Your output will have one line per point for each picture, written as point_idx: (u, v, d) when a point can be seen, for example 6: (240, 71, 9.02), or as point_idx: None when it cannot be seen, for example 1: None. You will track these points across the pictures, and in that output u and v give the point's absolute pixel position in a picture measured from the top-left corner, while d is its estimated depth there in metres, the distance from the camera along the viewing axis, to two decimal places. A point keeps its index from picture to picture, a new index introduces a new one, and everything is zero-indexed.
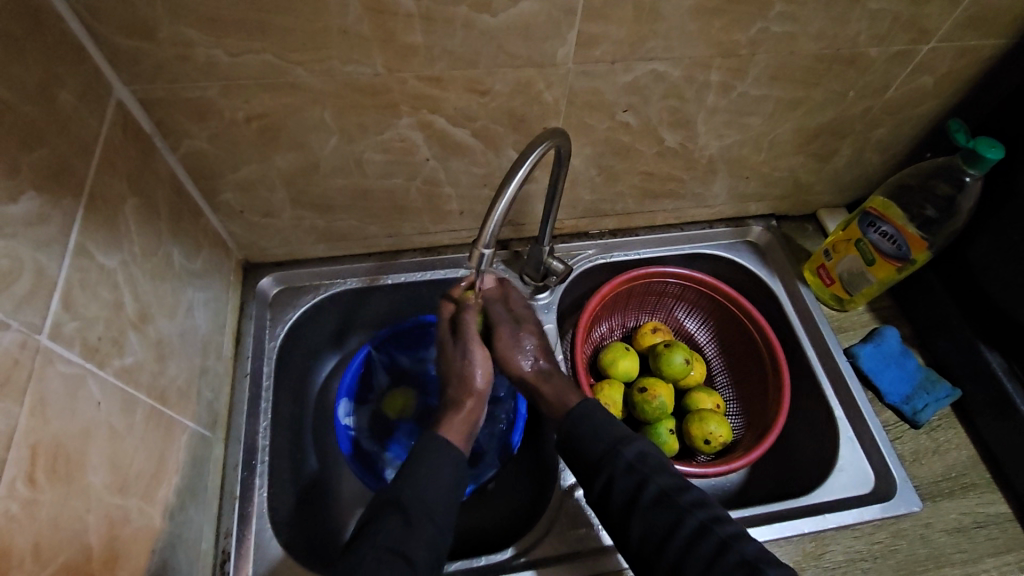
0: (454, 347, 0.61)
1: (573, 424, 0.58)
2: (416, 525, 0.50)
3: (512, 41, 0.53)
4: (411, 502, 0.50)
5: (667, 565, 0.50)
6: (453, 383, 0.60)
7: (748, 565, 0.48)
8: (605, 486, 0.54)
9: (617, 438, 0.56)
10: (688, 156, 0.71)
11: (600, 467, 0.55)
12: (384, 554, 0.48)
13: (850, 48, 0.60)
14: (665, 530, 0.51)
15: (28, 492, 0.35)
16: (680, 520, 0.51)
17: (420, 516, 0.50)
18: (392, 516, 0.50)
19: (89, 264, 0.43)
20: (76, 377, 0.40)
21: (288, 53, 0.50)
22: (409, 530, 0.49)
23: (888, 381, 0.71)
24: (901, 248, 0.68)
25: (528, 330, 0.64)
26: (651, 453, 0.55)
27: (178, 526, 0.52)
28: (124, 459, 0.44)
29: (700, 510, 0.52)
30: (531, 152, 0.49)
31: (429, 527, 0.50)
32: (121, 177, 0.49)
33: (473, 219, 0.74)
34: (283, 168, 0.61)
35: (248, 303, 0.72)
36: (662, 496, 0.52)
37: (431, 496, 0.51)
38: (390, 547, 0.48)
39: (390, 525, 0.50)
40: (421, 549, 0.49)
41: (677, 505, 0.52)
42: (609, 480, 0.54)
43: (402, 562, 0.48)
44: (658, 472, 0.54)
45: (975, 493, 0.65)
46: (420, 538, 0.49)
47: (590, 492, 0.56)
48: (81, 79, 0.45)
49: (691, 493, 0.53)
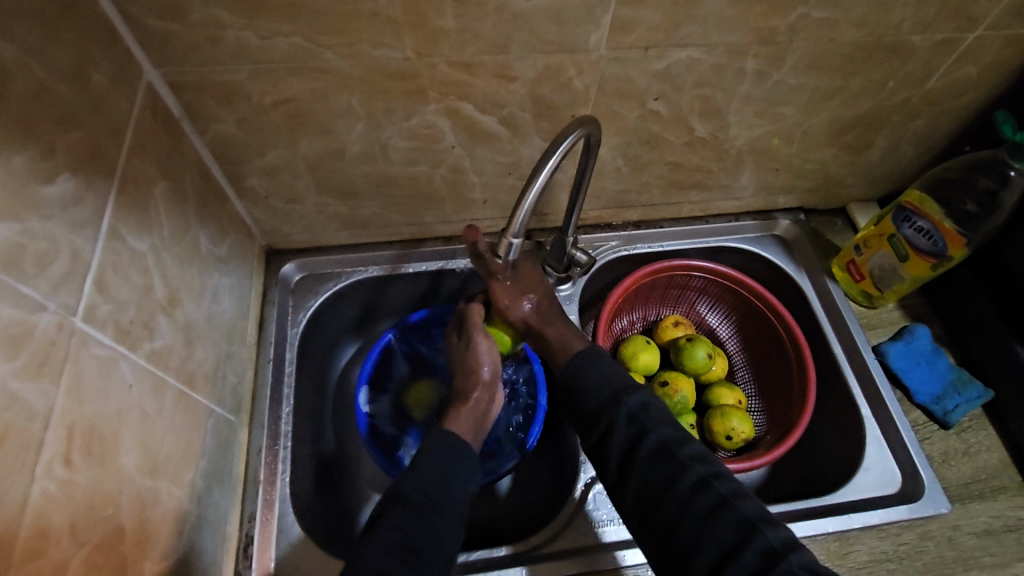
0: (460, 342, 0.63)
1: (573, 376, 0.58)
2: (420, 518, 0.49)
3: (545, 25, 0.51)
4: (412, 496, 0.50)
5: (663, 518, 0.50)
6: (460, 375, 0.61)
7: (747, 525, 0.48)
8: (604, 435, 0.55)
9: (619, 388, 0.56)
10: (718, 146, 0.69)
11: (599, 417, 0.55)
12: (395, 548, 0.47)
13: (893, 36, 0.58)
14: (663, 481, 0.51)
15: (65, 473, 0.35)
16: (677, 474, 0.51)
17: (422, 510, 0.49)
18: (414, 518, 0.49)
19: (121, 247, 0.43)
20: (110, 359, 0.40)
21: (318, 36, 0.49)
22: (422, 526, 0.49)
23: (917, 380, 0.69)
24: (938, 245, 0.66)
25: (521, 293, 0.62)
26: (655, 404, 0.55)
27: (205, 509, 0.52)
28: (155, 442, 0.45)
29: (701, 465, 0.51)
30: (563, 140, 0.48)
31: (433, 521, 0.49)
32: (151, 160, 0.49)
33: (496, 208, 0.73)
34: (308, 154, 0.61)
35: (270, 290, 0.71)
36: (663, 449, 0.52)
37: (433, 488, 0.51)
38: (397, 539, 0.47)
39: (404, 519, 0.49)
40: (428, 542, 0.48)
41: (677, 458, 0.52)
42: (609, 429, 0.54)
43: (413, 557, 0.47)
44: (661, 426, 0.54)
45: (1005, 496, 0.64)
46: (424, 530, 0.49)
47: (588, 441, 0.56)
48: (113, 60, 0.45)
49: (692, 448, 0.53)
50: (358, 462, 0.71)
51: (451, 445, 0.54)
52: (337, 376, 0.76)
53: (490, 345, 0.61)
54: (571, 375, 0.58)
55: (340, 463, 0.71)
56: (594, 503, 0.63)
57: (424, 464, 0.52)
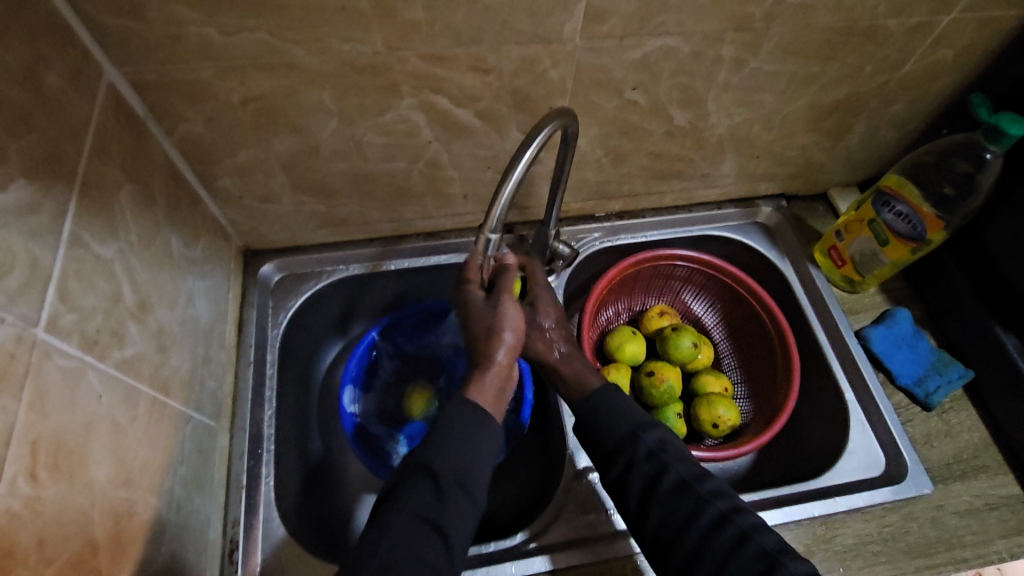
0: (483, 305, 0.55)
1: (592, 413, 0.56)
2: (449, 497, 0.47)
3: (517, 16, 0.50)
4: (443, 472, 0.47)
5: (683, 555, 0.49)
6: (483, 340, 0.55)
7: (769, 551, 0.47)
8: (624, 471, 0.53)
9: (636, 423, 0.55)
10: (698, 135, 0.69)
11: (619, 454, 0.53)
12: (421, 525, 0.45)
13: (869, 20, 0.57)
14: (683, 517, 0.50)
15: (30, 489, 0.34)
16: (698, 510, 0.50)
17: (452, 486, 0.47)
18: (435, 494, 0.46)
19: (84, 253, 0.42)
20: (76, 370, 0.39)
21: (285, 31, 0.48)
22: (443, 501, 0.46)
23: (899, 363, 0.70)
24: (917, 229, 0.66)
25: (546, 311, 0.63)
26: (671, 440, 0.54)
27: (186, 517, 0.52)
28: (128, 452, 0.44)
29: (720, 500, 0.50)
30: (538, 134, 0.48)
31: (461, 498, 0.47)
32: (115, 163, 0.48)
33: (477, 202, 0.72)
34: (281, 152, 0.60)
35: (249, 291, 0.70)
36: (682, 484, 0.51)
37: (465, 464, 0.48)
38: (424, 519, 0.45)
39: (421, 493, 0.47)
40: (455, 519, 0.46)
41: (696, 493, 0.50)
42: (628, 465, 0.53)
43: (437, 535, 0.45)
44: (678, 461, 0.52)
45: (987, 475, 0.65)
46: (453, 508, 0.46)
47: (608, 476, 0.54)
48: (70, 61, 0.43)
49: (710, 483, 0.51)
50: (345, 458, 0.71)
51: (482, 420, 0.50)
52: (321, 376, 0.75)
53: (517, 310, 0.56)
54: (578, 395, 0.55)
55: (327, 463, 0.70)
56: (599, 490, 0.63)
57: (456, 439, 0.49)
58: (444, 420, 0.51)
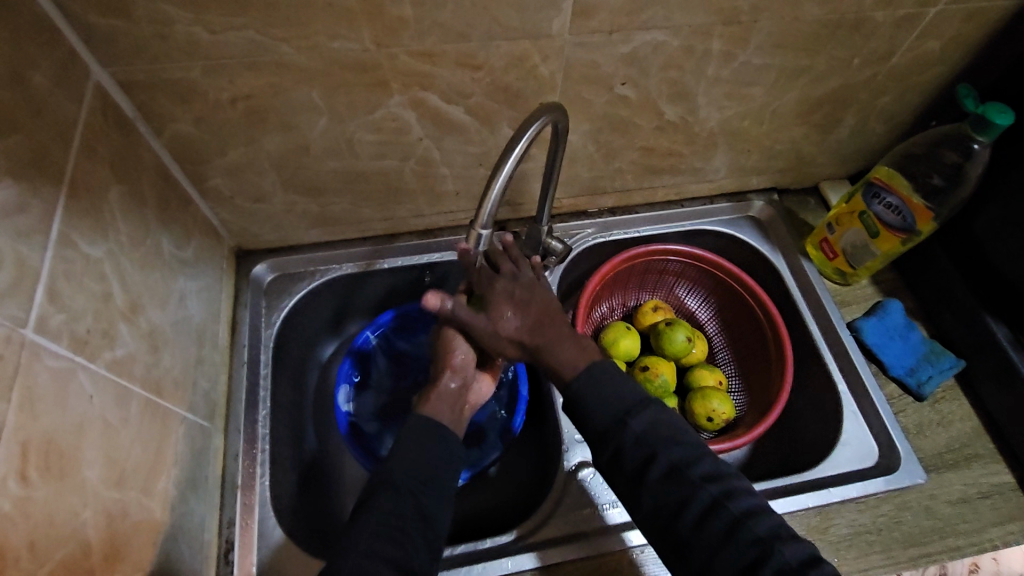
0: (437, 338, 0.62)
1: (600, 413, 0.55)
2: (407, 497, 0.50)
3: (505, 11, 0.50)
4: (397, 476, 0.51)
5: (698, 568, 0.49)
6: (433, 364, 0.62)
7: (763, 543, 0.47)
8: (614, 455, 0.53)
9: (625, 407, 0.54)
10: (689, 129, 0.69)
11: (607, 440, 0.53)
12: (385, 522, 0.49)
13: (856, 13, 0.58)
14: (675, 505, 0.50)
15: (21, 490, 0.34)
16: (688, 497, 0.50)
17: (409, 488, 0.51)
18: (395, 496, 0.50)
19: (73, 254, 0.42)
20: (66, 370, 0.39)
21: (272, 29, 0.48)
22: (403, 503, 0.50)
23: (891, 354, 0.70)
24: (907, 221, 0.67)
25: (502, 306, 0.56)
26: (663, 424, 0.53)
27: (180, 518, 0.51)
28: (120, 453, 0.44)
29: (711, 485, 0.50)
30: (528, 128, 0.48)
31: (422, 497, 0.51)
32: (104, 163, 0.47)
33: (469, 200, 0.72)
34: (272, 151, 0.60)
35: (242, 292, 0.70)
36: (674, 470, 0.51)
37: (417, 470, 0.52)
38: (388, 520, 0.49)
39: (383, 499, 0.50)
40: (416, 518, 0.50)
41: (687, 479, 0.50)
42: (617, 452, 0.52)
43: (403, 534, 0.48)
44: (669, 444, 0.52)
45: (979, 464, 0.65)
46: (412, 507, 0.50)
47: (599, 459, 0.54)
48: (56, 62, 0.43)
49: (703, 467, 0.51)
50: (340, 459, 0.71)
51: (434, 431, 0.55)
52: (316, 375, 0.75)
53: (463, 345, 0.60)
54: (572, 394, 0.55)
55: (322, 464, 0.70)
56: (591, 486, 0.63)
57: (410, 449, 0.53)
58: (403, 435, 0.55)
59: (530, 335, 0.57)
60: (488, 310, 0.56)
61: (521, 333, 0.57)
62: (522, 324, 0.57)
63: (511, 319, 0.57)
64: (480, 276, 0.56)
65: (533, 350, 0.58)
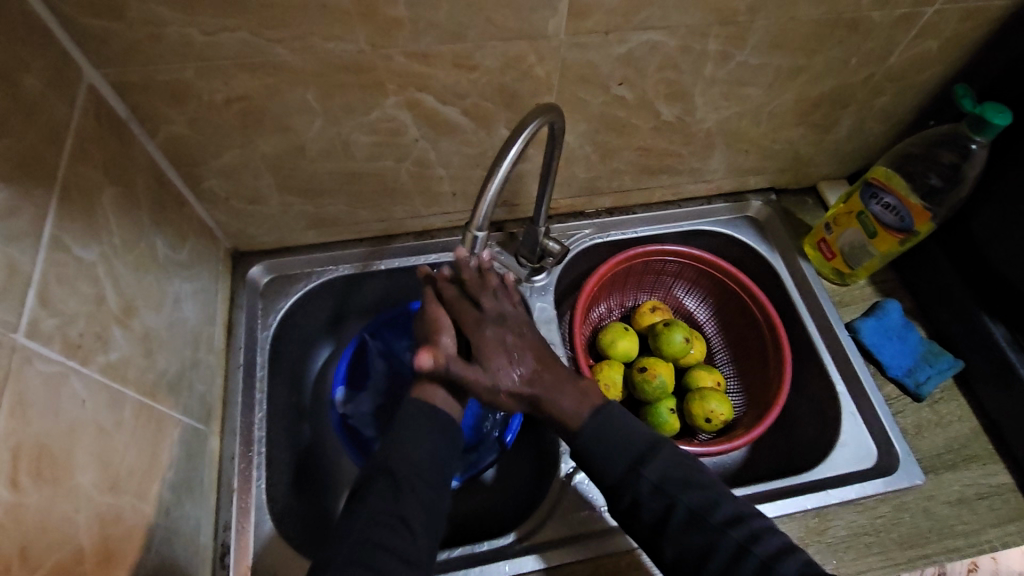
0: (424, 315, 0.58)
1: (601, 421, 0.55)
2: (408, 490, 0.50)
3: (501, 12, 0.50)
4: (400, 468, 0.51)
5: None
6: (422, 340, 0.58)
7: None
8: (631, 506, 0.53)
9: (637, 454, 0.54)
10: (686, 130, 0.69)
11: (622, 489, 0.53)
12: (385, 519, 0.49)
13: (853, 12, 0.57)
14: (700, 552, 0.51)
15: (12, 496, 0.34)
16: (714, 543, 0.51)
17: (409, 479, 0.51)
18: (396, 489, 0.50)
19: (66, 257, 0.42)
20: (58, 375, 0.39)
21: (266, 30, 0.48)
22: (403, 495, 0.50)
23: (889, 355, 0.70)
24: (905, 221, 0.66)
25: (495, 355, 0.56)
26: (675, 467, 0.54)
27: (175, 521, 0.51)
28: (114, 457, 0.43)
29: (733, 528, 0.51)
30: (523, 130, 0.47)
31: (422, 490, 0.51)
32: (97, 166, 0.47)
33: (466, 201, 0.72)
34: (267, 153, 0.59)
35: (238, 294, 0.70)
36: (694, 517, 0.51)
37: (418, 461, 0.52)
38: (389, 513, 0.49)
39: (383, 491, 0.50)
40: (416, 511, 0.50)
41: (709, 525, 0.51)
42: (634, 502, 0.53)
43: (403, 527, 0.49)
44: (685, 490, 0.52)
45: (977, 464, 0.65)
46: (413, 500, 0.50)
47: (615, 508, 0.54)
48: (48, 63, 0.43)
49: (723, 509, 0.52)
50: (337, 461, 0.71)
51: (432, 416, 0.55)
52: (314, 377, 0.75)
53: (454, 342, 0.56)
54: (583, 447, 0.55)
55: (319, 466, 0.69)
56: (590, 488, 0.63)
57: (409, 437, 0.53)
58: (398, 421, 0.55)
59: (530, 387, 0.56)
60: (483, 362, 0.56)
61: (521, 387, 0.56)
62: (521, 376, 0.57)
63: (509, 372, 0.56)
64: (470, 325, 0.57)
65: (532, 400, 0.57)
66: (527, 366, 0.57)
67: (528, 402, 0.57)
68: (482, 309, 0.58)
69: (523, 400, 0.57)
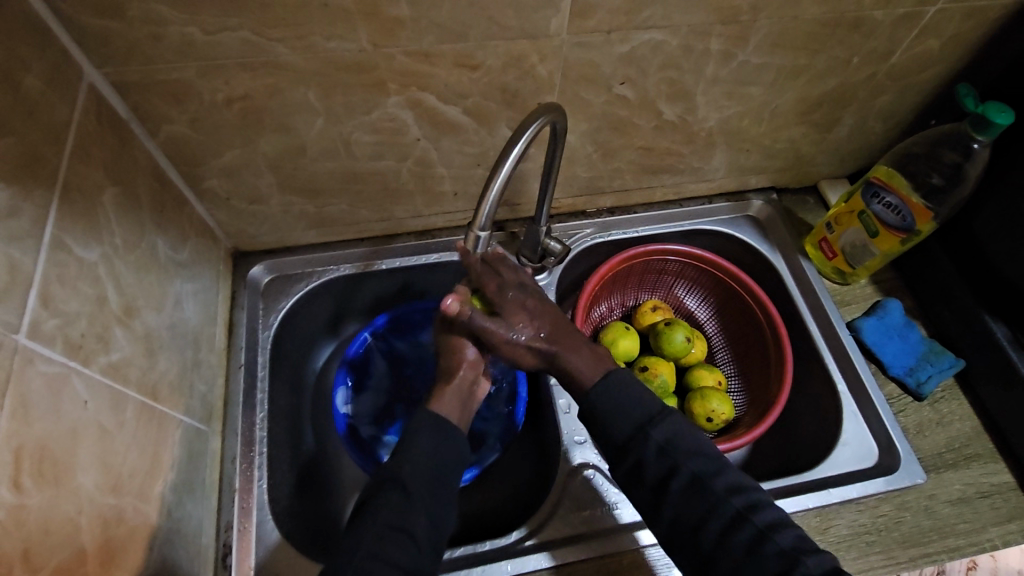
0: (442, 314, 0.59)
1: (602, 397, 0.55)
2: (416, 501, 0.50)
3: (504, 11, 0.50)
4: (411, 479, 0.51)
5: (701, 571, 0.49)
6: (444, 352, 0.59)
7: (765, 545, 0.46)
8: (635, 468, 0.53)
9: (645, 415, 0.54)
10: (688, 129, 0.69)
11: (628, 449, 0.53)
12: (391, 532, 0.48)
13: (855, 11, 0.57)
14: (698, 518, 0.50)
15: (15, 498, 0.34)
16: (713, 508, 0.50)
17: (420, 493, 0.50)
18: (406, 501, 0.50)
19: (67, 257, 0.42)
20: (60, 376, 0.39)
21: (267, 29, 0.48)
22: (412, 507, 0.50)
23: (890, 354, 0.70)
24: (907, 220, 0.66)
25: (518, 316, 0.56)
26: (682, 433, 0.53)
27: (177, 522, 0.51)
28: (116, 459, 0.43)
29: (736, 498, 0.50)
30: (526, 129, 0.47)
31: (429, 500, 0.51)
32: (98, 166, 0.47)
33: (467, 200, 0.71)
34: (268, 152, 0.59)
35: (239, 294, 0.70)
36: (695, 481, 0.51)
37: (429, 472, 0.51)
38: (395, 525, 0.48)
39: (392, 500, 0.50)
40: (421, 522, 0.49)
41: (710, 490, 0.50)
42: (638, 464, 0.52)
43: (408, 539, 0.48)
44: (690, 457, 0.52)
45: (978, 463, 0.65)
46: (419, 511, 0.50)
47: (617, 472, 0.54)
48: (48, 63, 0.43)
49: (726, 479, 0.51)
50: (339, 460, 0.71)
51: (448, 430, 0.54)
52: (315, 377, 0.75)
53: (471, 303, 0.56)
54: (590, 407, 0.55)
55: (321, 466, 0.69)
56: (598, 483, 0.63)
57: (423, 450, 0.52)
58: (411, 431, 0.54)
59: (550, 343, 0.57)
60: (505, 318, 0.56)
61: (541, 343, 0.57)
62: (541, 334, 0.57)
63: (530, 332, 0.57)
64: (491, 289, 0.56)
65: (551, 356, 0.57)
66: (546, 325, 0.58)
67: (546, 358, 0.58)
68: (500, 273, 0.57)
69: (542, 356, 0.58)
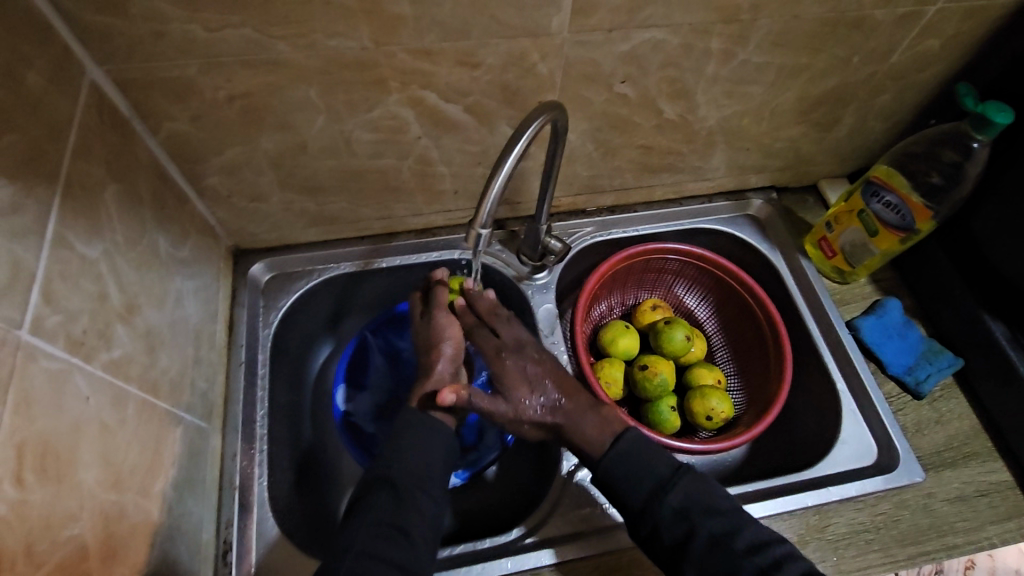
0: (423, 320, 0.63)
1: (621, 463, 0.55)
2: (407, 500, 0.50)
3: (505, 9, 0.50)
4: (400, 477, 0.51)
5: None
6: (425, 349, 0.61)
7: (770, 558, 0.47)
8: (653, 531, 0.52)
9: (658, 481, 0.54)
10: (688, 128, 0.69)
11: (645, 515, 0.53)
12: (382, 530, 0.49)
13: (856, 11, 0.57)
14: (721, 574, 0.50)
15: (17, 493, 0.34)
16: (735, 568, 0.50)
17: (408, 488, 0.51)
18: (395, 500, 0.50)
19: (69, 254, 0.42)
20: (62, 372, 0.39)
21: (269, 26, 0.48)
22: (402, 504, 0.50)
23: (890, 353, 0.70)
24: (906, 219, 0.66)
25: (518, 389, 0.58)
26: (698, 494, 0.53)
27: (178, 519, 0.51)
28: (117, 454, 0.43)
29: (756, 555, 0.50)
30: (527, 127, 0.47)
31: (423, 500, 0.51)
32: (99, 163, 0.47)
33: (468, 198, 0.72)
34: (269, 150, 0.59)
35: (239, 291, 0.70)
36: (716, 541, 0.51)
37: (421, 470, 0.52)
38: (384, 521, 0.49)
39: (382, 500, 0.50)
40: (416, 521, 0.50)
41: (731, 550, 0.50)
42: (656, 528, 0.52)
43: (402, 537, 0.49)
44: (707, 517, 0.52)
45: (977, 462, 0.65)
46: (411, 509, 0.50)
47: (637, 536, 0.53)
48: (50, 59, 0.43)
49: (744, 537, 0.51)
50: (339, 457, 0.71)
51: (430, 423, 0.55)
52: (315, 373, 0.75)
53: (450, 320, 0.62)
54: (608, 469, 0.55)
55: (320, 464, 0.69)
56: (588, 487, 0.63)
57: (406, 444, 0.53)
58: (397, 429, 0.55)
59: (553, 416, 0.58)
60: (504, 393, 0.58)
61: (545, 415, 0.58)
62: (545, 406, 0.58)
63: (531, 402, 0.58)
64: (492, 354, 0.60)
65: (555, 427, 0.58)
66: (550, 394, 0.59)
67: (551, 429, 0.59)
68: (500, 337, 0.61)
69: (547, 428, 0.59)
